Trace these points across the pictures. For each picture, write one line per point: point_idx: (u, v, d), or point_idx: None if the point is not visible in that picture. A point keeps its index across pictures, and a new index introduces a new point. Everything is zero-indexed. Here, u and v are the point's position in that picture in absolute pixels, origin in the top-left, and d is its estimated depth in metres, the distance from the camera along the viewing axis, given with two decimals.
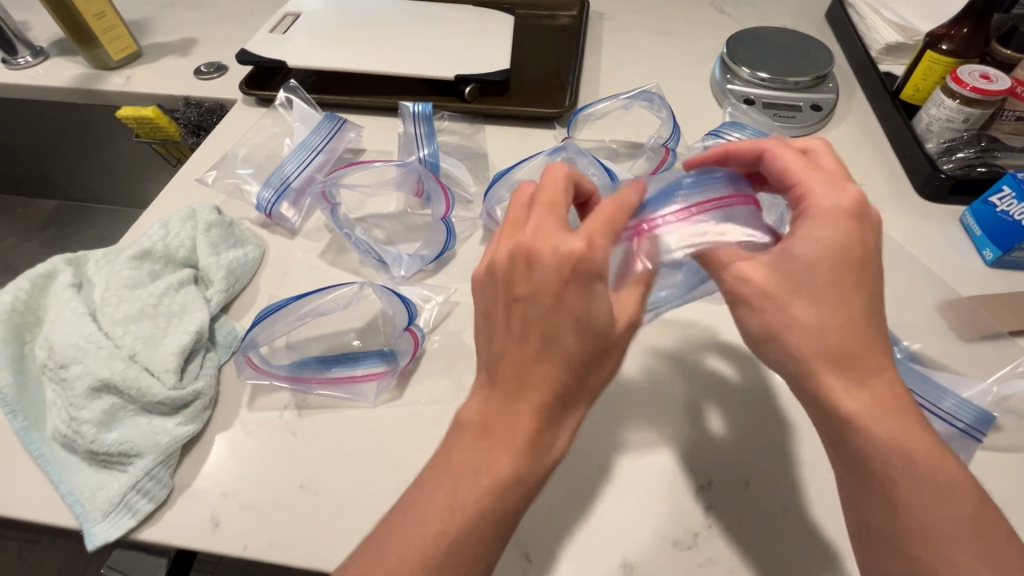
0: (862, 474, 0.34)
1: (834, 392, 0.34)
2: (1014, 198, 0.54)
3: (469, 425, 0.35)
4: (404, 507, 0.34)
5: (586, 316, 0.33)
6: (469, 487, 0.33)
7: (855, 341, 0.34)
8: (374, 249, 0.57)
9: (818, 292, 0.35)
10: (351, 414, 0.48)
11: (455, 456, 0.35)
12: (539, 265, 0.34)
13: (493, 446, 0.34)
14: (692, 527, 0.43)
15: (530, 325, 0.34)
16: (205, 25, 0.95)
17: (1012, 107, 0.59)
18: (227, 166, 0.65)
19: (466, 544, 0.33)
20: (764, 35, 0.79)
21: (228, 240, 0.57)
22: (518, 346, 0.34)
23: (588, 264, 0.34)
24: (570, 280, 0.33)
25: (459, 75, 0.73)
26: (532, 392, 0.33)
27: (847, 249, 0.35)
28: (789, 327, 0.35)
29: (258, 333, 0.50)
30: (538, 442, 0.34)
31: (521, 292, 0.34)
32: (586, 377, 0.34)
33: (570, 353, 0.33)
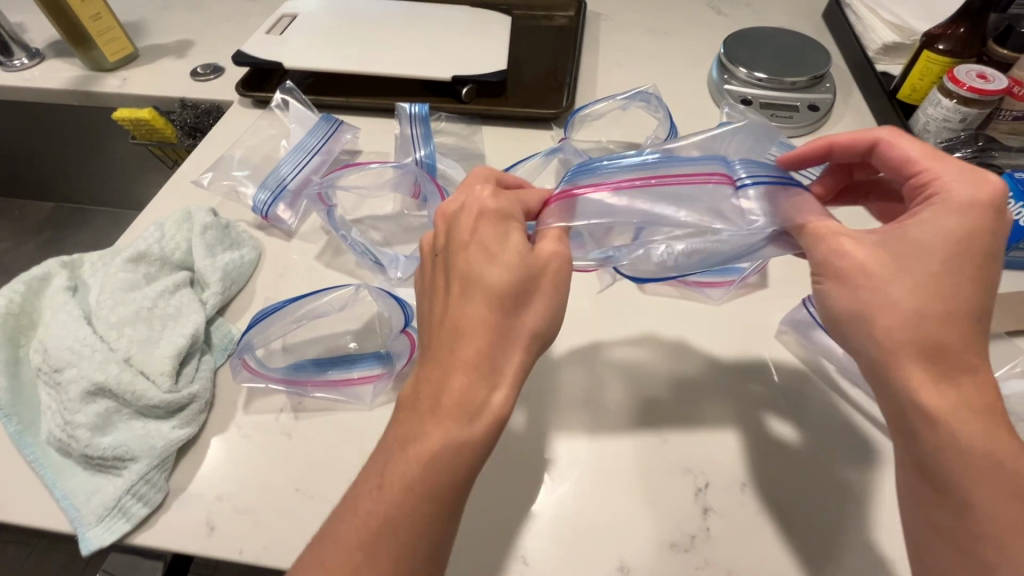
0: (930, 471, 0.34)
1: (918, 381, 0.33)
2: (1012, 198, 0.54)
3: (404, 400, 0.34)
4: (357, 490, 0.34)
5: (497, 251, 0.36)
6: (406, 462, 0.32)
7: (951, 335, 0.33)
8: (370, 251, 0.57)
9: (930, 277, 0.34)
10: (348, 416, 0.48)
11: (393, 437, 0.34)
12: (455, 219, 0.38)
13: (425, 412, 0.33)
14: (690, 529, 0.42)
15: (453, 273, 0.36)
16: (201, 26, 0.95)
17: (1009, 107, 0.60)
18: (223, 168, 0.65)
19: (404, 520, 0.31)
20: (761, 35, 0.79)
21: (224, 243, 0.57)
22: (443, 300, 0.36)
23: (499, 211, 0.38)
24: (480, 222, 0.38)
25: (456, 76, 0.73)
26: (457, 343, 0.33)
27: (970, 240, 0.35)
28: (885, 307, 0.34)
29: (254, 336, 0.49)
30: (470, 393, 0.32)
31: (443, 246, 0.38)
32: (516, 314, 0.35)
33: (492, 286, 0.34)
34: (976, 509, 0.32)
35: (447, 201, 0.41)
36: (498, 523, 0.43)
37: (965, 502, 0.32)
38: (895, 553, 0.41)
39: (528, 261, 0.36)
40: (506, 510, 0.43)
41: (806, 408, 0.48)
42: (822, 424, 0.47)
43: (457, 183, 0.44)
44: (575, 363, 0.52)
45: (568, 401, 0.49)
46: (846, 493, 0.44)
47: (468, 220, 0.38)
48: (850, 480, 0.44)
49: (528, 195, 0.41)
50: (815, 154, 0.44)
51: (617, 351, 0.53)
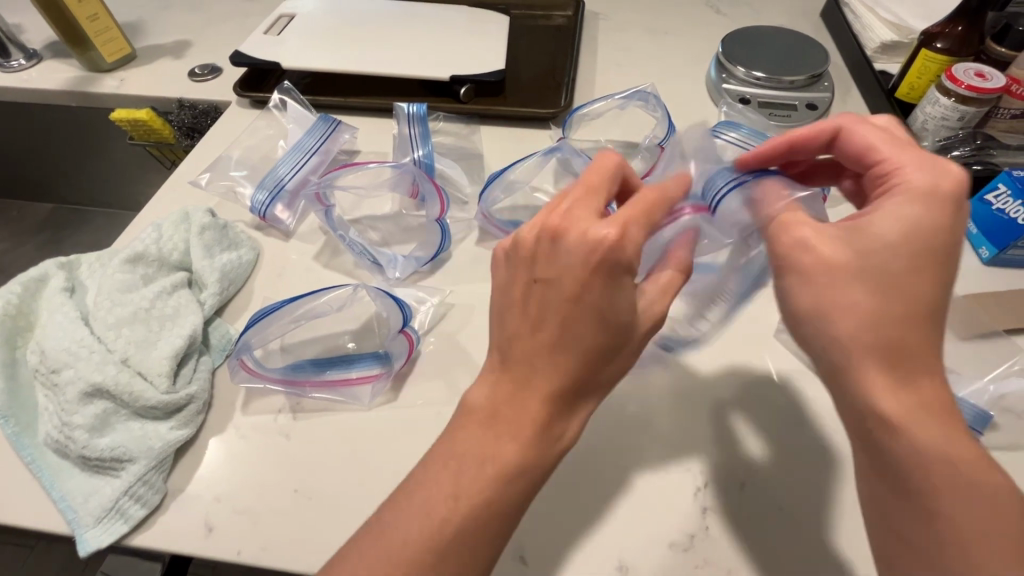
0: (900, 472, 0.33)
1: (879, 387, 0.33)
2: (1010, 196, 0.54)
3: (476, 409, 0.35)
4: (414, 495, 0.34)
5: (609, 309, 0.33)
6: (473, 478, 0.33)
7: (908, 334, 0.33)
8: (368, 251, 0.57)
9: (885, 274, 0.34)
10: (346, 417, 0.48)
11: (461, 446, 0.34)
12: (567, 252, 0.33)
13: (501, 432, 0.34)
14: (688, 528, 0.42)
15: (548, 315, 0.34)
16: (198, 27, 0.94)
17: (1007, 105, 0.60)
18: (221, 169, 0.65)
19: (470, 530, 0.32)
20: (759, 34, 0.79)
21: (222, 243, 0.57)
22: (532, 333, 0.34)
23: (617, 256, 0.33)
24: (595, 273, 0.33)
25: (454, 76, 0.73)
26: (541, 379, 0.33)
27: (927, 236, 0.34)
28: (848, 308, 0.34)
29: (252, 336, 0.49)
30: (547, 430, 0.34)
31: (545, 275, 0.34)
32: (604, 366, 0.35)
33: (588, 347, 0.33)
34: (940, 512, 0.32)
35: (564, 210, 0.35)
36: None
37: (928, 508, 0.32)
38: None
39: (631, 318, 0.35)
40: None
41: (805, 407, 0.48)
42: (818, 423, 0.47)
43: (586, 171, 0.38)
44: None
45: None
46: (841, 492, 0.44)
47: (581, 259, 0.33)
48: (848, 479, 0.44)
49: (649, 205, 0.36)
50: (776, 150, 0.43)
51: None
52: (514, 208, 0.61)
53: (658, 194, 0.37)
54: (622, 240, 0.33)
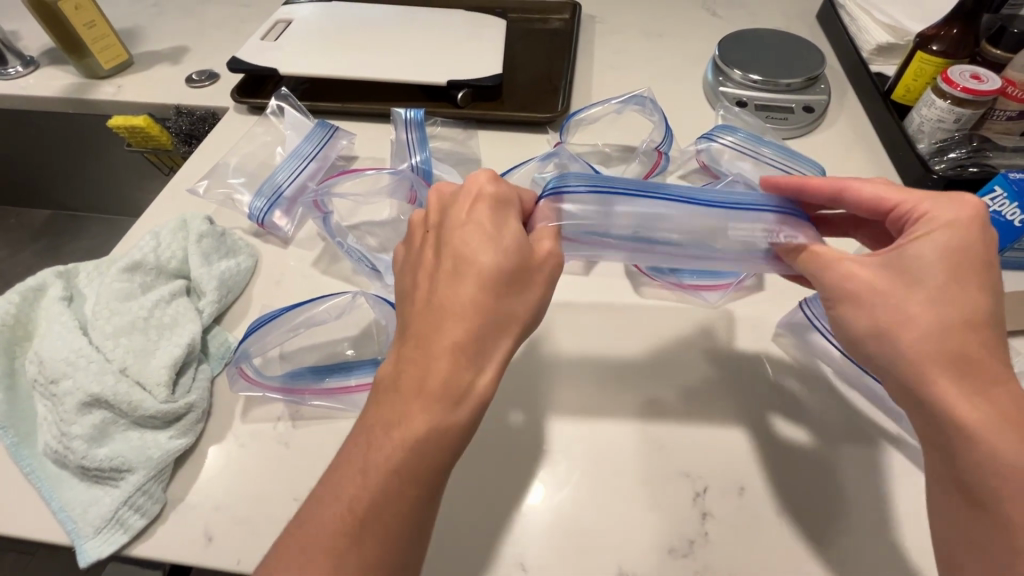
0: (970, 482, 0.32)
1: (952, 396, 0.33)
2: (1006, 198, 0.54)
3: (384, 380, 0.35)
4: (337, 469, 0.34)
5: (497, 233, 0.36)
6: (389, 443, 0.33)
7: (970, 344, 0.33)
8: (366, 257, 0.57)
9: (928, 290, 0.35)
10: (345, 425, 0.48)
11: (375, 416, 0.34)
12: (451, 201, 0.39)
13: (410, 393, 0.33)
14: (688, 533, 0.42)
15: (446, 251, 0.37)
16: (195, 33, 0.95)
17: (1003, 107, 0.60)
18: (218, 176, 0.65)
19: (389, 502, 0.32)
20: (755, 37, 0.79)
21: (219, 251, 0.57)
22: (430, 282, 0.36)
23: (499, 194, 0.38)
24: (479, 202, 0.38)
25: (451, 81, 0.73)
26: (447, 326, 0.34)
27: (967, 253, 0.35)
28: (904, 323, 0.35)
29: (251, 344, 0.49)
30: (454, 376, 0.33)
31: (436, 220, 0.39)
32: (507, 301, 0.35)
33: (483, 272, 0.35)
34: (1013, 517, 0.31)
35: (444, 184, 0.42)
36: (497, 528, 0.43)
37: (998, 512, 0.31)
38: (892, 557, 0.41)
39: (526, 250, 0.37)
40: (505, 517, 0.43)
41: (806, 410, 0.48)
42: (819, 429, 0.47)
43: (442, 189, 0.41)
44: (572, 367, 0.51)
45: (566, 406, 0.49)
46: (842, 495, 0.44)
47: (465, 206, 0.38)
48: (849, 484, 0.44)
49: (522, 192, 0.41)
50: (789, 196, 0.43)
51: (615, 355, 0.52)
52: None
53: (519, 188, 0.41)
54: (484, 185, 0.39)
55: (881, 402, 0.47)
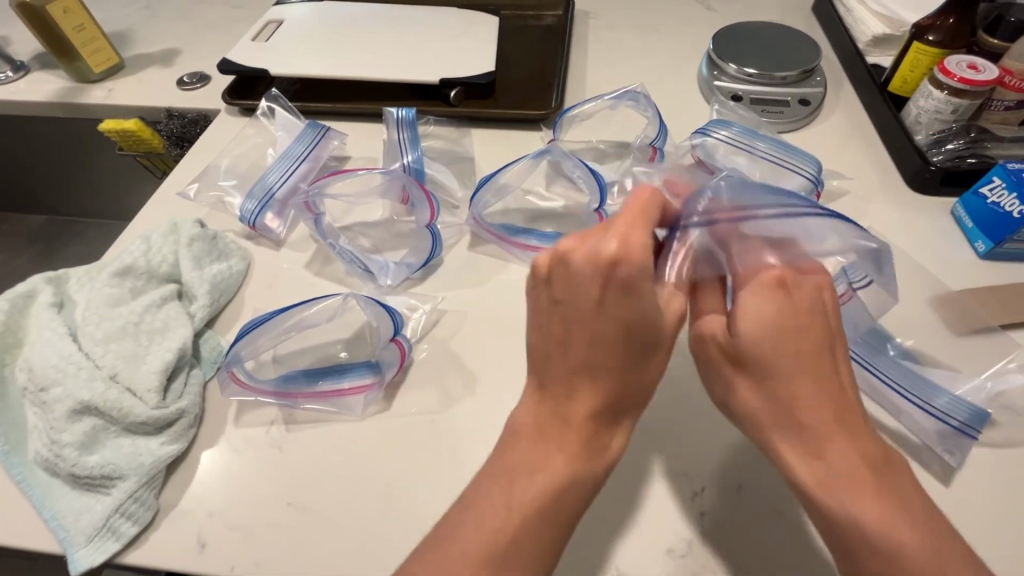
0: (833, 533, 0.35)
1: (790, 457, 0.37)
2: (1005, 189, 0.53)
3: (526, 428, 0.39)
4: (472, 512, 0.36)
5: (633, 318, 0.37)
6: (530, 489, 0.36)
7: (804, 415, 0.37)
8: (359, 258, 0.57)
9: (786, 365, 0.38)
10: (339, 429, 0.47)
11: (514, 460, 0.38)
12: (577, 267, 0.37)
13: (550, 445, 0.38)
14: (686, 533, 0.42)
15: (577, 330, 0.38)
16: (187, 35, 0.94)
17: (1001, 97, 0.59)
18: (208, 179, 0.64)
19: (535, 533, 0.35)
20: (750, 30, 0.79)
21: (211, 254, 0.57)
22: (563, 355, 0.38)
23: (638, 264, 0.36)
24: (608, 286, 0.36)
25: (444, 79, 0.72)
26: (580, 395, 0.38)
27: (785, 320, 0.38)
28: (739, 402, 0.40)
29: (242, 348, 0.49)
30: (598, 437, 0.38)
31: (563, 294, 0.38)
32: (637, 372, 0.39)
33: (619, 351, 0.38)
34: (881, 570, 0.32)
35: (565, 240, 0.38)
36: None
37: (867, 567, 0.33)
38: None
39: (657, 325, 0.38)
40: None
41: None
42: None
43: (629, 205, 0.39)
44: None
45: None
46: None
47: (588, 282, 0.37)
48: None
49: (645, 214, 0.39)
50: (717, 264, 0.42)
51: None
52: (506, 211, 0.62)
53: (648, 203, 0.40)
54: (619, 261, 0.36)
55: (880, 396, 0.46)
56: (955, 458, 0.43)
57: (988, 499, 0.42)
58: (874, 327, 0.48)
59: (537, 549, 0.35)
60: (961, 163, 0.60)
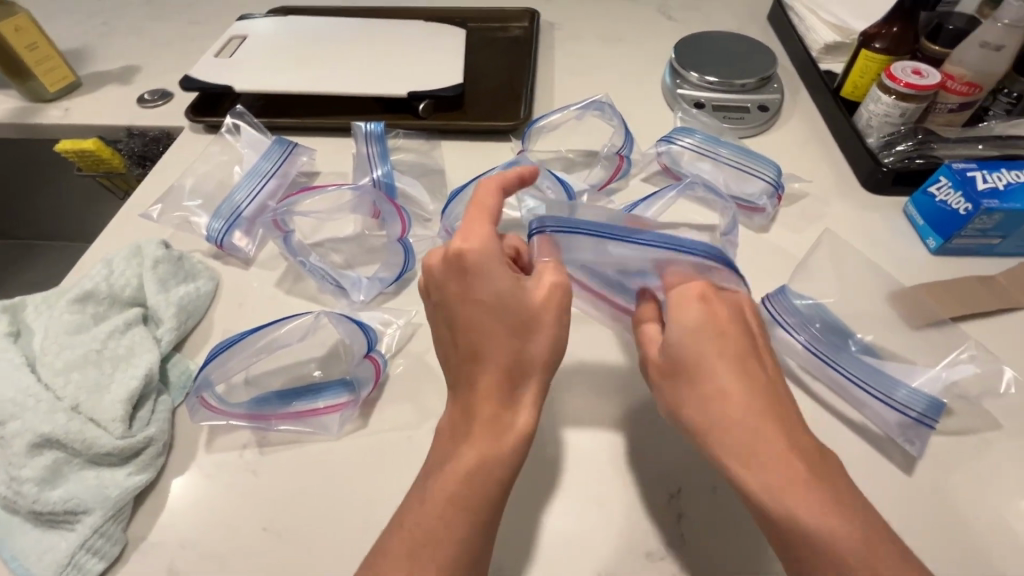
0: (777, 531, 0.34)
1: (730, 459, 0.36)
2: (951, 187, 0.56)
3: (443, 432, 0.40)
4: (400, 516, 0.37)
5: (496, 301, 0.39)
6: (443, 485, 0.37)
7: (737, 413, 0.37)
8: (329, 274, 0.56)
9: (717, 367, 0.39)
10: (315, 449, 0.47)
11: (432, 461, 0.39)
12: (435, 270, 0.41)
13: (458, 440, 0.38)
14: (664, 536, 0.43)
15: (455, 325, 0.39)
16: (147, 52, 0.92)
17: (944, 100, 0.63)
18: (173, 198, 0.63)
19: (445, 532, 0.35)
20: (709, 39, 0.81)
21: (177, 276, 0.55)
22: (454, 349, 0.40)
23: (485, 258, 0.39)
24: (463, 278, 0.39)
25: (413, 93, 0.73)
26: (478, 379, 0.39)
27: (710, 326, 0.40)
28: (682, 413, 0.40)
29: (212, 372, 0.47)
30: (498, 416, 0.38)
31: (439, 297, 0.41)
32: (525, 346, 0.39)
33: (493, 333, 0.38)
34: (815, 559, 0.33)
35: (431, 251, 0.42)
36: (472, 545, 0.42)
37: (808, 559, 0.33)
38: None
39: (529, 301, 0.40)
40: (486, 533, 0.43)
41: None
42: None
43: (477, 195, 0.43)
44: None
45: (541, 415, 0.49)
46: None
47: (447, 291, 0.40)
48: None
49: (483, 213, 0.41)
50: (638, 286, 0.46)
51: (587, 359, 0.52)
52: None
53: (484, 198, 0.42)
54: (462, 257, 0.39)
55: (842, 390, 0.48)
56: (915, 448, 0.44)
57: (944, 485, 0.44)
58: (833, 324, 0.51)
59: (448, 544, 0.35)
60: (911, 163, 0.63)
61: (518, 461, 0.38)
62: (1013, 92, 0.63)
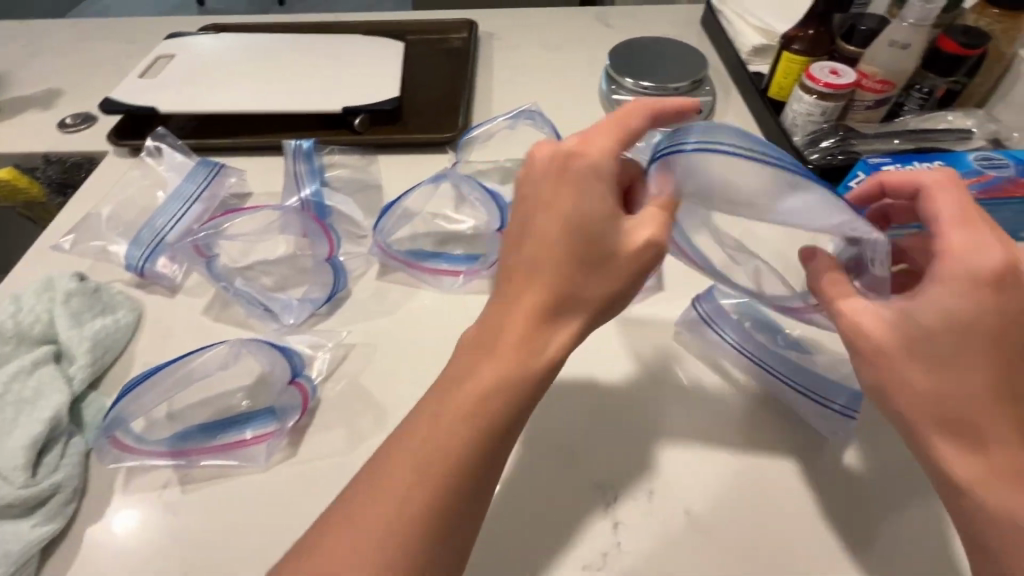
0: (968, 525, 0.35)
1: (948, 455, 0.35)
2: (868, 182, 0.58)
3: (469, 342, 0.37)
4: (379, 461, 0.34)
5: (580, 210, 0.36)
6: (455, 411, 0.34)
7: (975, 411, 0.34)
8: (258, 298, 0.55)
9: (943, 366, 0.34)
10: (240, 484, 0.45)
11: (451, 373, 0.36)
12: (533, 165, 0.39)
13: (479, 357, 0.35)
14: (601, 546, 0.42)
15: (528, 225, 0.37)
16: (70, 73, 0.88)
17: (862, 98, 0.65)
18: (89, 228, 0.60)
19: (422, 495, 0.32)
20: (643, 44, 0.83)
21: (93, 309, 0.53)
22: (514, 254, 0.37)
23: (591, 166, 0.37)
24: (562, 179, 0.37)
25: (347, 108, 0.72)
26: (525, 294, 0.36)
27: (980, 324, 0.34)
28: (900, 389, 0.36)
29: (126, 407, 0.45)
30: (531, 340, 0.35)
31: (523, 192, 0.39)
32: (584, 274, 0.36)
33: (559, 245, 0.36)
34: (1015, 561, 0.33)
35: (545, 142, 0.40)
36: None
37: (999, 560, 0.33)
38: (795, 539, 0.42)
39: (607, 231, 0.36)
40: None
41: (704, 404, 0.49)
42: (722, 420, 0.48)
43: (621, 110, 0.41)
44: None
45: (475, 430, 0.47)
46: (744, 484, 0.44)
47: (550, 176, 0.38)
48: (751, 475, 0.45)
49: (622, 128, 0.39)
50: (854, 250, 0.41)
51: None
52: (412, 238, 0.61)
53: (630, 112, 0.40)
54: (570, 157, 0.38)
55: (767, 386, 0.49)
56: (840, 439, 0.46)
57: (869, 475, 0.45)
58: (764, 321, 0.51)
59: (424, 498, 0.32)
60: (833, 159, 0.65)
61: (541, 391, 0.35)
62: (925, 88, 0.65)
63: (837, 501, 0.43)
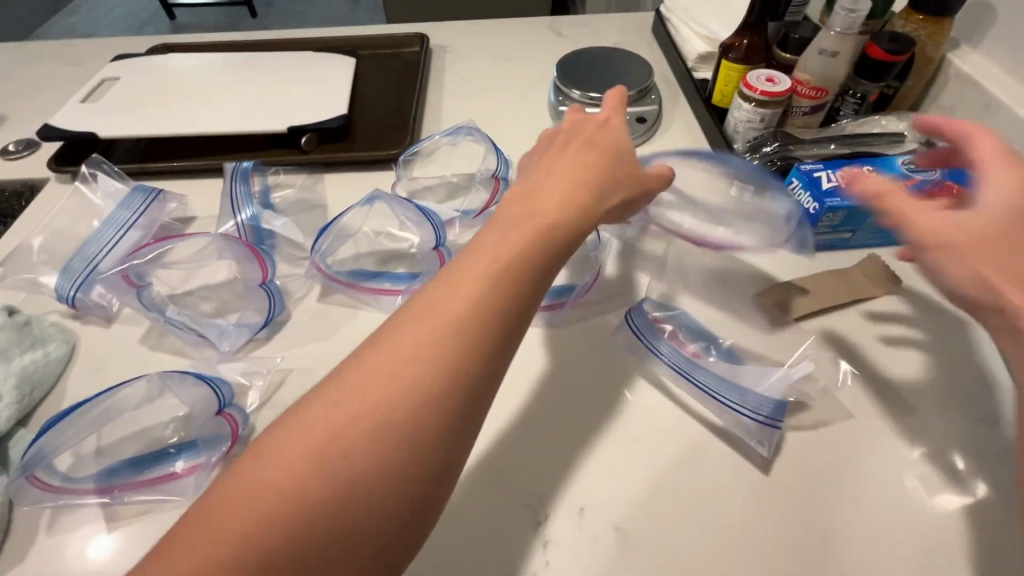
0: None
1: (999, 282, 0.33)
2: (802, 188, 0.59)
3: (501, 215, 0.38)
4: (394, 327, 0.34)
5: (614, 131, 0.44)
6: (487, 263, 0.35)
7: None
8: (192, 326, 0.54)
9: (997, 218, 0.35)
10: (166, 518, 0.44)
11: (483, 238, 0.37)
12: (573, 115, 0.48)
13: (524, 214, 0.38)
14: (530, 566, 0.41)
15: (570, 140, 0.44)
16: (15, 99, 0.87)
17: (798, 104, 0.66)
18: (19, 260, 0.59)
19: (441, 352, 0.32)
20: (591, 54, 0.83)
21: (22, 343, 0.51)
22: (558, 155, 0.43)
23: (624, 110, 0.47)
24: (606, 116, 0.46)
25: (292, 126, 0.71)
26: (571, 169, 0.41)
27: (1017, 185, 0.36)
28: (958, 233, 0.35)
29: (46, 444, 0.43)
30: (579, 198, 0.39)
31: (566, 128, 0.46)
32: (621, 168, 0.42)
33: (602, 147, 0.43)
34: None
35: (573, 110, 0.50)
36: None
37: None
38: (725, 549, 0.41)
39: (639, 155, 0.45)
40: None
41: (640, 419, 0.48)
42: (658, 433, 0.47)
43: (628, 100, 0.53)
44: None
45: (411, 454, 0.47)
46: (676, 495, 0.44)
47: (592, 117, 0.46)
48: (684, 488, 0.44)
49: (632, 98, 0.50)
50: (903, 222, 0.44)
51: None
52: (356, 258, 0.61)
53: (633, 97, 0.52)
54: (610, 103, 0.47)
55: (700, 399, 0.49)
56: (766, 448, 0.45)
57: (800, 480, 0.45)
58: (697, 331, 0.54)
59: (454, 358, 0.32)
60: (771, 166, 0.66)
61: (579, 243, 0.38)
62: (858, 93, 0.66)
63: (767, 506, 0.43)
